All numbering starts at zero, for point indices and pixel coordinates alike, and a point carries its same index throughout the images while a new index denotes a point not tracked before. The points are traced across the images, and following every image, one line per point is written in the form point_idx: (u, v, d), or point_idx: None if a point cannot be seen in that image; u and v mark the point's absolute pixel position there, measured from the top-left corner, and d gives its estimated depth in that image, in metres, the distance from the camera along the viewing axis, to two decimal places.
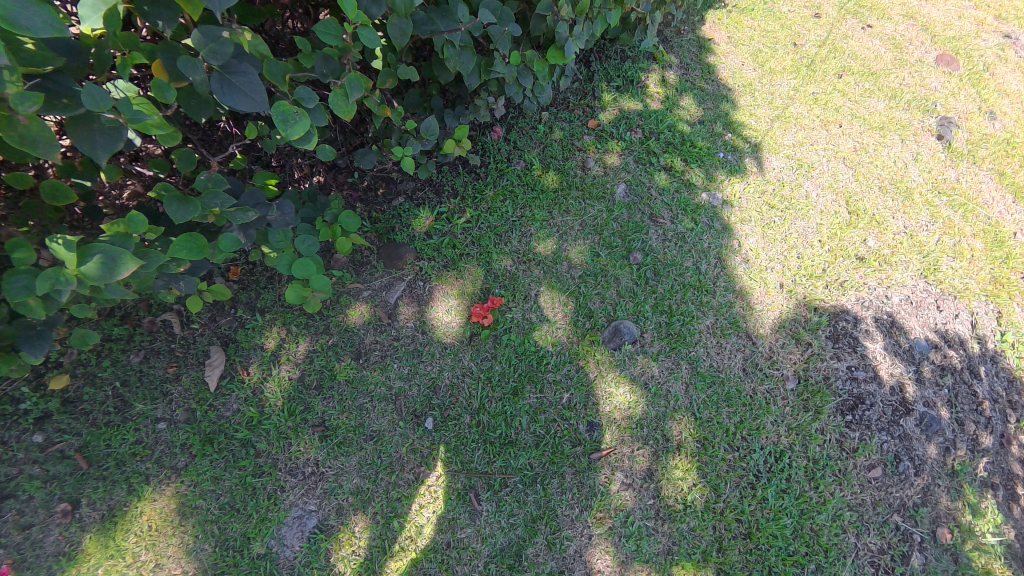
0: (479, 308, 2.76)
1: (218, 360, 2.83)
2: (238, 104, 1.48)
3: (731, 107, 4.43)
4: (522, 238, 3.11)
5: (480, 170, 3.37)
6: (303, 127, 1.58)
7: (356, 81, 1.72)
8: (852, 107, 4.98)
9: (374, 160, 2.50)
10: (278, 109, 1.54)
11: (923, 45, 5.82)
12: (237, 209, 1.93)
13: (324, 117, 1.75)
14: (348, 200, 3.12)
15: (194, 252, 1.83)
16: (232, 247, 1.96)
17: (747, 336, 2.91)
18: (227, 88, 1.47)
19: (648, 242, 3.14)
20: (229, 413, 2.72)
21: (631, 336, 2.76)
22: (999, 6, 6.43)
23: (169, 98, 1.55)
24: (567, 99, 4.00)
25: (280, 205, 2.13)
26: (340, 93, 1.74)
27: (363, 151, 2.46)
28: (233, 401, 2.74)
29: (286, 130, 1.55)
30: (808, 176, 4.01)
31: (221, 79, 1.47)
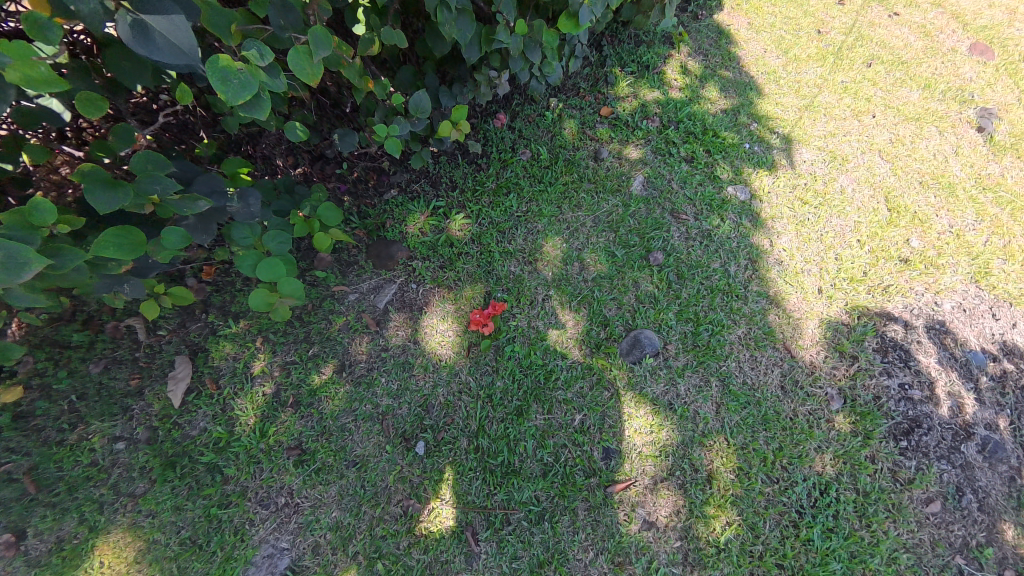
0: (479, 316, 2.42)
1: (183, 373, 2.50)
2: (160, 58, 1.17)
3: (754, 95, 4.07)
4: (528, 236, 2.76)
5: (482, 161, 3.04)
6: (251, 90, 1.22)
7: (324, 36, 1.40)
8: (885, 97, 4.60)
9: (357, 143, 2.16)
10: (216, 65, 1.17)
11: (955, 33, 5.44)
12: (183, 197, 1.56)
13: (284, 82, 1.43)
14: (335, 193, 2.80)
15: (128, 249, 1.50)
16: (180, 244, 1.63)
17: (784, 348, 2.56)
18: (142, 33, 1.15)
19: (669, 241, 2.80)
20: (196, 432, 2.40)
21: (653, 348, 2.40)
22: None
23: (56, 40, 1.21)
24: (578, 84, 3.66)
25: (245, 196, 1.82)
26: (301, 52, 1.41)
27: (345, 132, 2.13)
28: (200, 419, 2.41)
29: (224, 91, 1.19)
30: (843, 169, 3.65)
31: (135, 20, 1.14)
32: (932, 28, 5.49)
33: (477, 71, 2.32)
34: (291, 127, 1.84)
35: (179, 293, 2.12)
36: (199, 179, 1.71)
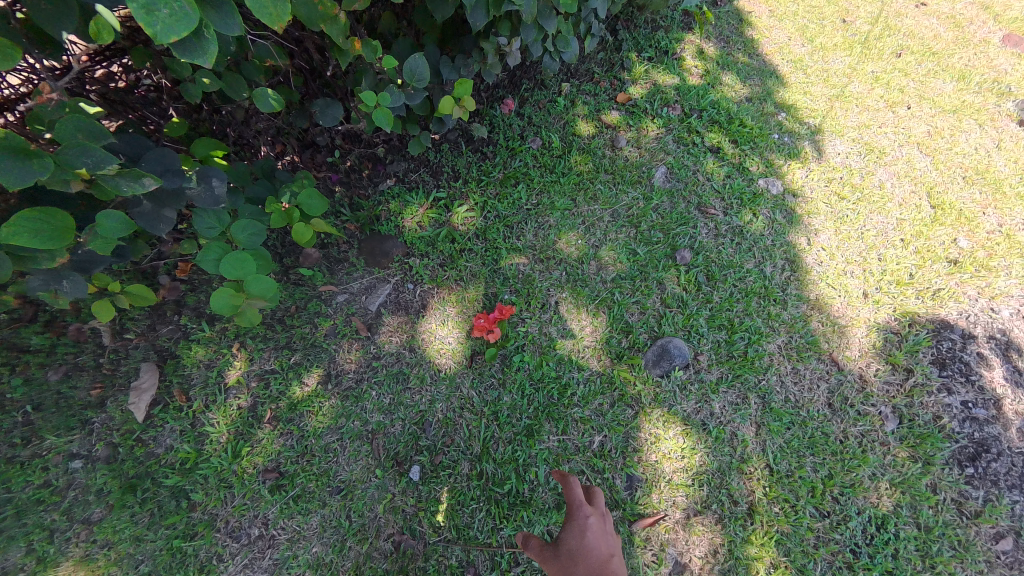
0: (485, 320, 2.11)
1: (147, 384, 2.18)
2: None
3: (780, 84, 3.77)
4: (539, 231, 2.46)
5: (488, 149, 2.75)
6: (189, 25, 0.90)
7: None
8: (918, 87, 4.27)
9: (342, 117, 1.94)
10: None
11: (986, 24, 5.13)
12: (122, 175, 1.26)
13: (237, 24, 1.12)
14: (326, 183, 2.52)
15: (49, 239, 1.22)
16: (120, 233, 1.34)
17: (830, 360, 2.26)
18: None
19: (696, 238, 2.50)
20: (162, 450, 2.10)
21: (683, 359, 2.08)
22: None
23: None
24: (591, 69, 3.36)
25: (208, 177, 1.51)
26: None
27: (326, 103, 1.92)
28: (167, 435, 2.12)
29: (148, 22, 0.84)
30: (880, 163, 3.34)
31: None
32: (960, 19, 5.19)
33: (483, 41, 2.02)
34: (263, 95, 1.53)
35: (138, 293, 1.81)
36: (150, 154, 1.41)
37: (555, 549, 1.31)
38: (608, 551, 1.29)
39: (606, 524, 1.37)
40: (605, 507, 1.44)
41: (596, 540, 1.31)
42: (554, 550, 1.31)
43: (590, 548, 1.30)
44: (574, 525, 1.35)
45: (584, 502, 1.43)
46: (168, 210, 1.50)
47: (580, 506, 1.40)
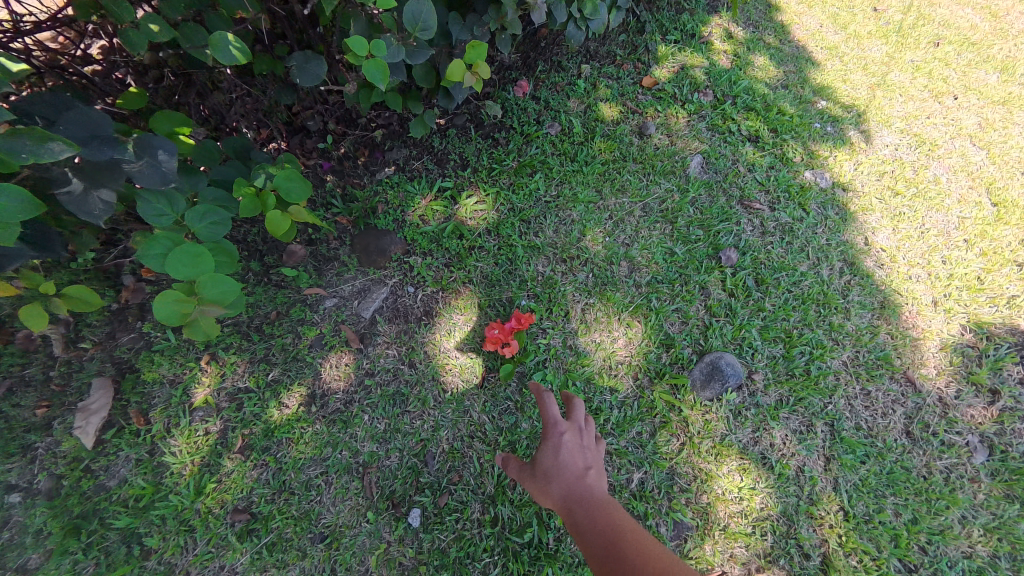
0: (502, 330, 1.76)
1: (98, 405, 1.78)
2: None
3: (817, 70, 3.44)
4: (560, 227, 2.12)
5: (500, 135, 2.40)
6: None
7: None
8: (964, 77, 3.93)
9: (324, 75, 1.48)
10: None
11: None
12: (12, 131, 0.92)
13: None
14: (316, 171, 2.18)
15: None
16: (14, 214, 0.98)
17: (905, 380, 1.92)
18: None
19: (741, 235, 2.17)
20: (115, 482, 1.73)
21: (737, 379, 1.74)
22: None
23: None
24: (613, 51, 3.02)
25: (149, 146, 1.19)
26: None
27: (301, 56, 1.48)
28: (121, 463, 1.75)
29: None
30: (933, 156, 3.01)
31: None
32: (999, 9, 4.85)
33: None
34: (222, 43, 1.21)
35: (80, 297, 1.47)
36: (70, 115, 1.09)
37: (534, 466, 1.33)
38: (584, 463, 1.28)
39: (582, 437, 1.35)
40: (583, 419, 1.39)
41: (573, 455, 1.30)
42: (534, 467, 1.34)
43: (565, 464, 1.29)
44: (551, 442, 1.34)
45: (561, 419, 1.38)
46: (106, 191, 1.19)
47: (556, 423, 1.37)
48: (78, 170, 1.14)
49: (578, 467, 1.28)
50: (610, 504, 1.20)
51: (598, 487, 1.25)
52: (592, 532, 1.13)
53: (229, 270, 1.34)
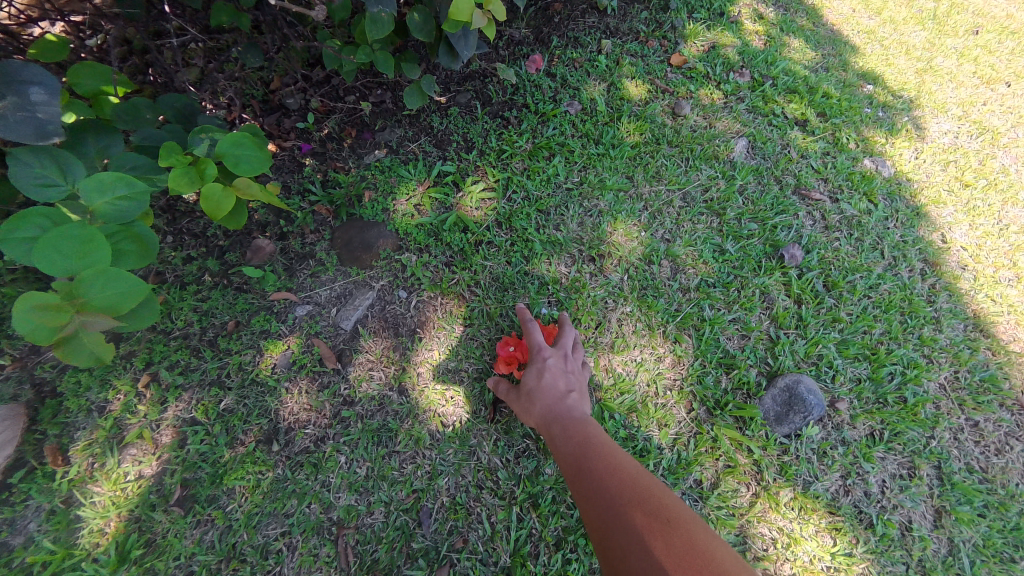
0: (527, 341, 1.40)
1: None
2: None
3: (858, 54, 3.10)
4: (586, 219, 1.75)
5: (511, 114, 1.99)
6: None
7: None
8: (1009, 66, 3.58)
9: None
10: None
11: None
12: None
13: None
14: (291, 155, 1.77)
15: None
16: None
17: (1021, 408, 1.53)
18: None
19: (802, 230, 1.81)
20: (19, 542, 1.23)
21: (820, 410, 1.37)
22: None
23: None
24: (635, 27, 2.51)
25: (13, 79, 0.85)
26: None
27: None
28: (28, 516, 1.26)
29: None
30: (997, 145, 2.66)
31: None
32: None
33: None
34: None
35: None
36: None
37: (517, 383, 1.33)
38: (565, 383, 1.28)
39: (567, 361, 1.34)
40: (568, 344, 1.38)
41: (556, 375, 1.30)
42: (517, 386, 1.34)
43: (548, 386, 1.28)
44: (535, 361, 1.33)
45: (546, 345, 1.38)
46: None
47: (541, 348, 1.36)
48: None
49: (560, 386, 1.28)
50: (586, 421, 1.21)
51: (577, 406, 1.26)
52: (566, 445, 1.15)
53: (137, 263, 0.91)
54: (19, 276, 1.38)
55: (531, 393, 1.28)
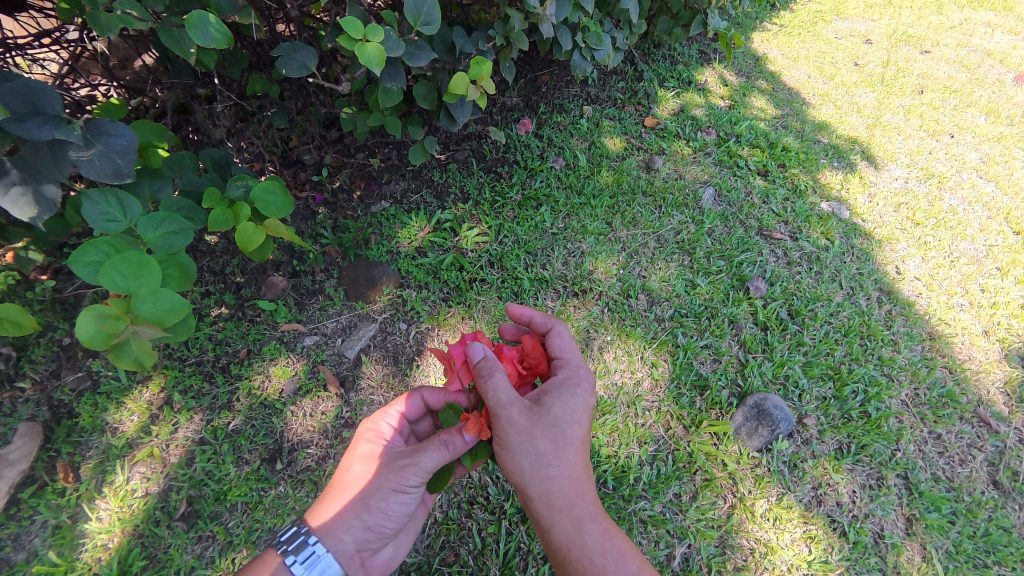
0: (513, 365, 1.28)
1: (17, 455, 1.38)
2: None
3: (814, 112, 3.45)
4: (570, 258, 1.94)
5: (502, 169, 2.25)
6: None
7: None
8: (953, 120, 3.96)
9: (313, 66, 1.36)
10: None
11: (992, 72, 5.18)
12: None
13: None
14: (306, 204, 1.99)
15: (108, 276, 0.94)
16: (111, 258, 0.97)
17: (979, 421, 1.64)
18: None
19: (766, 266, 1.99)
20: (22, 557, 1.32)
21: (788, 424, 1.48)
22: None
23: None
24: (613, 95, 2.89)
25: (102, 132, 1.04)
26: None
27: (296, 52, 1.35)
28: (35, 531, 1.35)
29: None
30: (944, 188, 2.92)
31: None
32: (961, 67, 5.17)
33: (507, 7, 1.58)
34: (200, 22, 1.10)
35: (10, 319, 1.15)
36: (6, 83, 0.93)
37: (539, 422, 1.11)
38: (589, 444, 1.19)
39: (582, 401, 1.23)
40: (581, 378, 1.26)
41: (583, 427, 1.18)
42: (536, 427, 1.12)
43: (575, 443, 1.16)
44: (563, 399, 1.16)
45: (564, 377, 1.22)
46: (49, 185, 1.05)
47: (568, 388, 1.19)
48: (15, 159, 1.00)
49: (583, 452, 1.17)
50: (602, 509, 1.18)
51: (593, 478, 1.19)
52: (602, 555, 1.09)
53: (178, 287, 1.09)
54: (48, 306, 1.54)
55: (563, 459, 1.12)
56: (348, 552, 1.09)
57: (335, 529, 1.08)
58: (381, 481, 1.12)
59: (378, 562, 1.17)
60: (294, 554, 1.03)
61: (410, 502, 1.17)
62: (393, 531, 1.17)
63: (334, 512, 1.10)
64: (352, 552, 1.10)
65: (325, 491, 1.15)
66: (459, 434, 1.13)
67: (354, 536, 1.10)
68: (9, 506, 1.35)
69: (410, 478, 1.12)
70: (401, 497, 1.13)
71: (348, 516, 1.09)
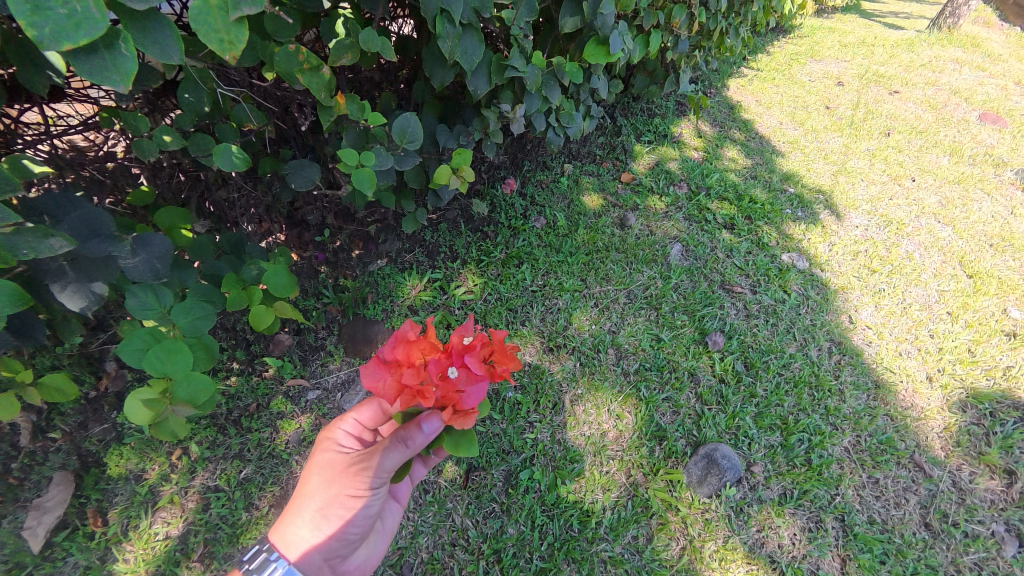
0: (474, 360, 1.17)
1: (53, 503, 1.57)
2: None
3: (782, 161, 3.70)
4: (547, 314, 2.16)
5: (489, 228, 2.49)
6: (97, 24, 0.68)
7: None
8: (917, 162, 4.22)
9: (317, 179, 1.62)
10: None
11: (958, 111, 5.52)
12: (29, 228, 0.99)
13: (180, 53, 0.84)
14: (309, 263, 2.17)
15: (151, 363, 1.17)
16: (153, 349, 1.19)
17: (914, 465, 1.81)
18: None
19: (726, 319, 2.19)
20: None
21: (735, 472, 1.66)
22: (999, 87, 6.39)
23: None
24: (593, 152, 3.17)
25: (147, 244, 1.26)
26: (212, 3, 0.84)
27: (300, 164, 1.60)
28: (67, 571, 1.53)
29: (35, 24, 0.65)
30: (902, 235, 3.14)
31: None
32: (928, 107, 5.48)
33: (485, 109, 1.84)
34: (224, 152, 1.34)
35: (58, 387, 1.39)
36: (75, 212, 1.15)
37: None
38: None
39: None
40: None
41: None
42: None
43: None
44: None
45: None
46: (97, 283, 1.21)
47: None
48: (72, 264, 1.17)
49: None
50: None
51: None
52: None
53: (206, 365, 1.33)
54: (75, 360, 1.69)
55: None
56: (315, 562, 1.25)
57: (298, 539, 1.24)
58: (340, 491, 1.28)
59: (345, 560, 1.35)
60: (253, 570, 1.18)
61: (369, 503, 1.32)
62: (356, 532, 1.32)
63: (295, 523, 1.25)
64: (319, 556, 1.26)
65: (287, 507, 1.29)
66: (417, 427, 1.17)
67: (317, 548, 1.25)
68: (44, 548, 1.54)
69: (368, 481, 1.26)
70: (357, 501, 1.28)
71: (308, 524, 1.26)
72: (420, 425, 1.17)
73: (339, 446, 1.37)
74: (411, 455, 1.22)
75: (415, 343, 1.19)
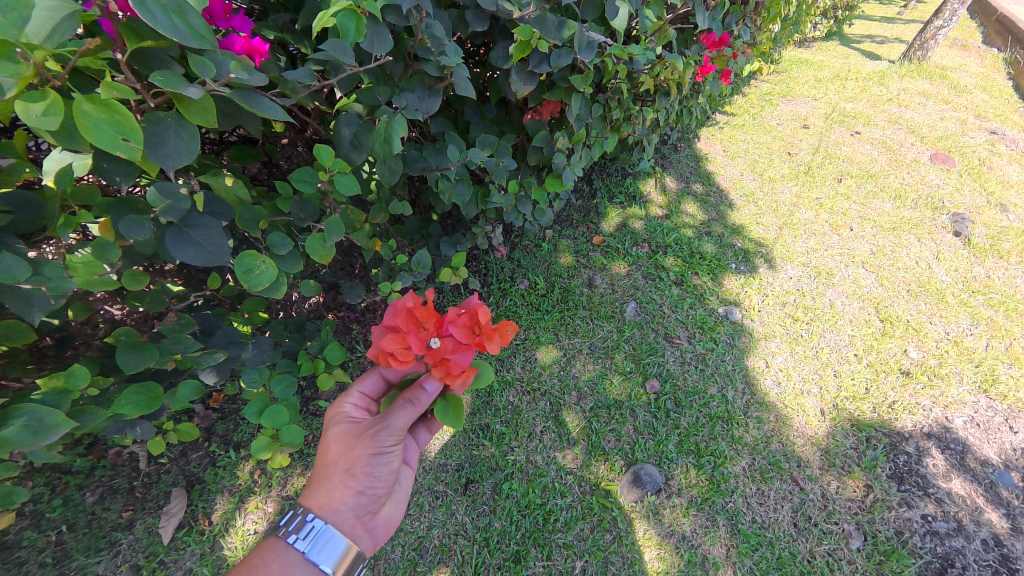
0: (458, 338, 1.56)
1: (176, 509, 2.30)
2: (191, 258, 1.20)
3: (736, 215, 4.33)
4: (526, 363, 2.83)
5: (483, 290, 3.18)
6: (269, 277, 1.37)
7: (336, 224, 1.52)
8: (861, 208, 4.84)
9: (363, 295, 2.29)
10: (241, 259, 1.32)
11: (912, 151, 6.10)
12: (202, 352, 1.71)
13: (298, 264, 1.54)
14: (343, 321, 2.86)
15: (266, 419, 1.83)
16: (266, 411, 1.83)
17: (793, 480, 2.47)
18: (179, 237, 1.20)
19: (665, 366, 2.85)
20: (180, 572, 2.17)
21: (654, 485, 2.34)
22: (959, 122, 6.94)
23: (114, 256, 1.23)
24: (571, 216, 3.87)
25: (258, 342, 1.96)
26: (317, 236, 1.53)
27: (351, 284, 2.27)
28: (188, 556, 2.21)
29: (248, 281, 1.35)
30: (829, 284, 3.77)
31: (176, 233, 1.20)
32: (884, 148, 6.07)
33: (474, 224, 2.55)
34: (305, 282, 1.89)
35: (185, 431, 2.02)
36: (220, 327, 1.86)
37: None
38: None
39: None
40: None
41: None
42: None
43: None
44: None
45: None
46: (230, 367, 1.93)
47: None
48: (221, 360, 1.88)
49: None
50: None
51: None
52: None
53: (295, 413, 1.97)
54: None
55: None
56: (351, 512, 1.62)
57: (334, 499, 1.60)
58: (362, 452, 1.66)
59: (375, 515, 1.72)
60: (294, 533, 1.51)
61: (387, 460, 1.72)
62: (380, 486, 1.71)
63: (328, 487, 1.61)
64: (354, 509, 1.62)
65: (315, 480, 1.64)
66: (422, 389, 1.64)
67: (350, 504, 1.63)
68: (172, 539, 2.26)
69: (384, 440, 1.67)
70: (378, 458, 1.68)
71: (340, 485, 1.62)
72: (423, 387, 1.66)
73: (349, 419, 1.80)
74: (416, 410, 1.68)
75: (413, 315, 1.59)
